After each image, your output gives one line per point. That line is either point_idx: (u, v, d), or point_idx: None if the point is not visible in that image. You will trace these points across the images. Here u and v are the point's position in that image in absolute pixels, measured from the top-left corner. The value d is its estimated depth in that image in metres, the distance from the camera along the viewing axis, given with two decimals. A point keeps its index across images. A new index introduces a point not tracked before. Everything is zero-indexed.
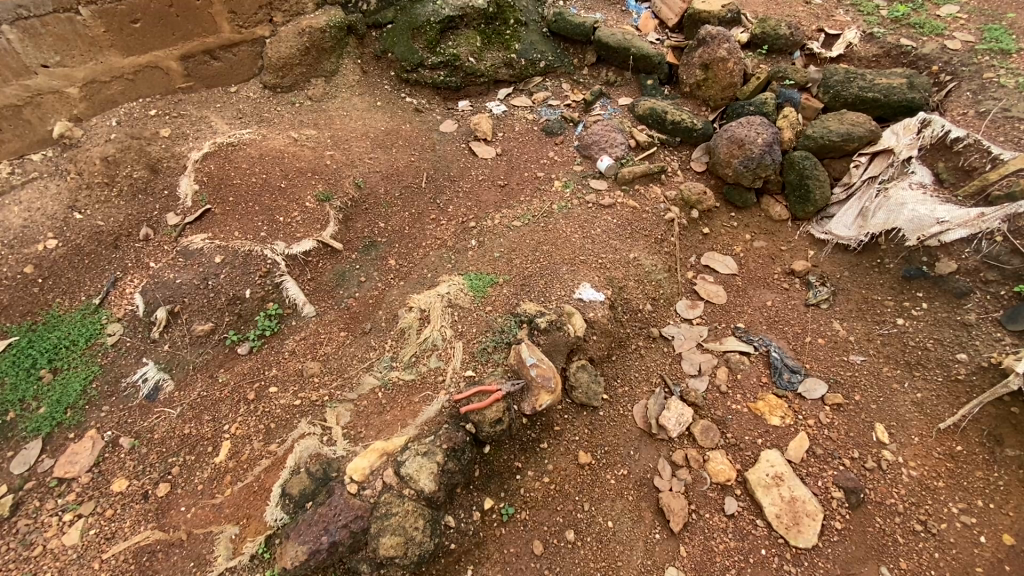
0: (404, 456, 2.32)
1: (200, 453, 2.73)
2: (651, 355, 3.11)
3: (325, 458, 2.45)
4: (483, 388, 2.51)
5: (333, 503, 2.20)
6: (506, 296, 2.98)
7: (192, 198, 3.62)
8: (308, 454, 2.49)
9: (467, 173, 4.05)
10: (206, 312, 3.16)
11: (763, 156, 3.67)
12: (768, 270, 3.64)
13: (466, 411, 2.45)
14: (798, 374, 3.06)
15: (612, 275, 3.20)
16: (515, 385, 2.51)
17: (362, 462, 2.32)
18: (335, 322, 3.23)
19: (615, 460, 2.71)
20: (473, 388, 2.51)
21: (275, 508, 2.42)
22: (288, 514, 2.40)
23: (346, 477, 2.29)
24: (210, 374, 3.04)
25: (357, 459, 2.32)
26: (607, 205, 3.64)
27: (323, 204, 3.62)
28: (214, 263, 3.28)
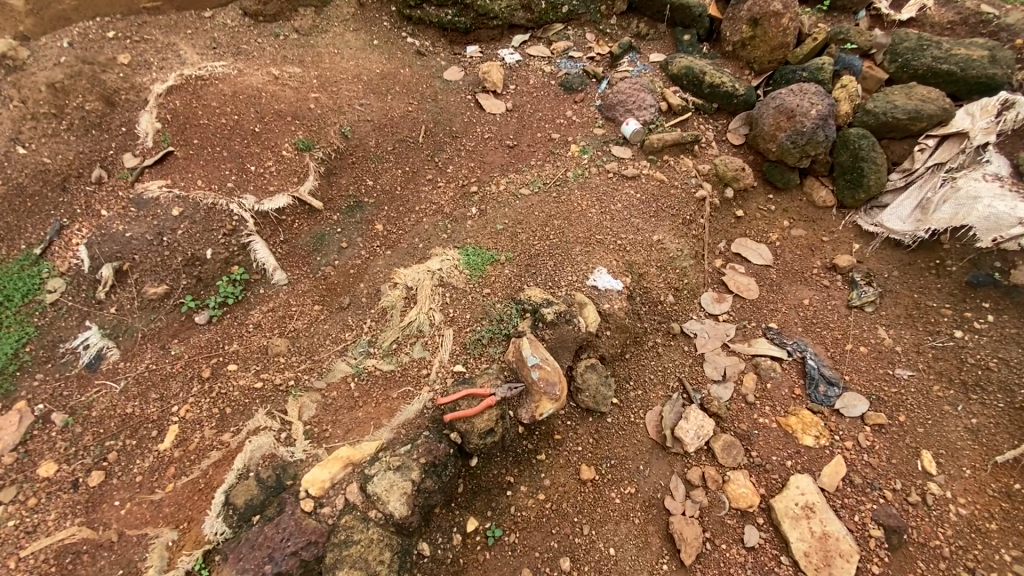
0: (372, 469, 1.94)
1: (141, 438, 2.36)
2: (669, 354, 2.71)
3: (279, 460, 2.08)
4: (473, 389, 2.11)
5: (279, 526, 1.81)
6: (507, 277, 2.55)
7: (152, 137, 3.15)
8: (258, 455, 2.09)
9: (471, 130, 3.55)
10: (159, 274, 2.73)
11: (815, 131, 3.16)
12: (805, 263, 3.22)
13: (448, 418, 2.07)
14: (836, 388, 2.66)
15: (632, 260, 2.76)
16: (513, 390, 2.11)
17: (321, 472, 1.95)
18: (309, 293, 2.81)
19: (622, 476, 2.34)
20: (462, 389, 2.11)
21: (216, 518, 2.07)
22: (231, 526, 2.07)
23: (299, 489, 1.93)
24: (162, 344, 2.64)
25: (316, 469, 1.95)
26: (630, 176, 3.15)
27: (302, 153, 3.10)
28: (170, 215, 2.79)
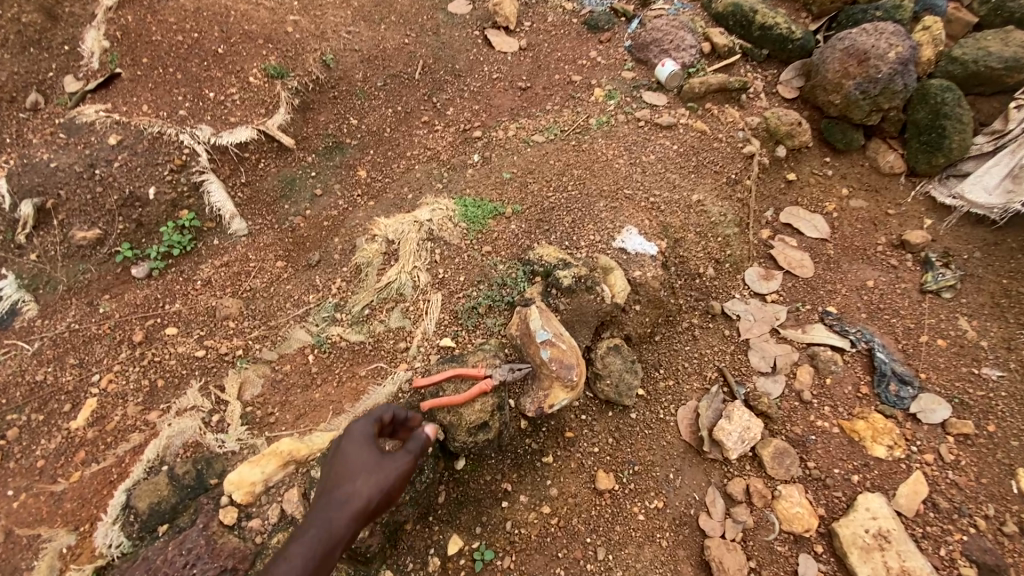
0: (320, 473, 1.55)
1: (51, 413, 1.89)
2: (707, 339, 2.22)
3: (204, 452, 1.69)
4: (463, 370, 1.64)
5: (185, 545, 1.48)
6: (513, 233, 2.05)
7: (99, 57, 2.59)
8: (178, 444, 1.71)
9: (477, 69, 3.01)
10: (89, 214, 2.24)
11: (892, 78, 2.64)
12: (869, 238, 2.70)
13: (429, 406, 1.61)
14: (910, 387, 2.16)
15: (667, 221, 2.25)
16: (516, 372, 1.63)
17: (251, 473, 1.56)
18: (272, 246, 2.32)
19: (647, 487, 1.86)
20: (449, 369, 1.65)
21: (112, 526, 1.60)
22: (131, 538, 1.60)
23: (225, 490, 1.57)
24: (90, 300, 2.17)
25: (245, 468, 1.56)
26: (665, 125, 2.63)
27: (274, 81, 2.57)
28: (105, 144, 2.29)
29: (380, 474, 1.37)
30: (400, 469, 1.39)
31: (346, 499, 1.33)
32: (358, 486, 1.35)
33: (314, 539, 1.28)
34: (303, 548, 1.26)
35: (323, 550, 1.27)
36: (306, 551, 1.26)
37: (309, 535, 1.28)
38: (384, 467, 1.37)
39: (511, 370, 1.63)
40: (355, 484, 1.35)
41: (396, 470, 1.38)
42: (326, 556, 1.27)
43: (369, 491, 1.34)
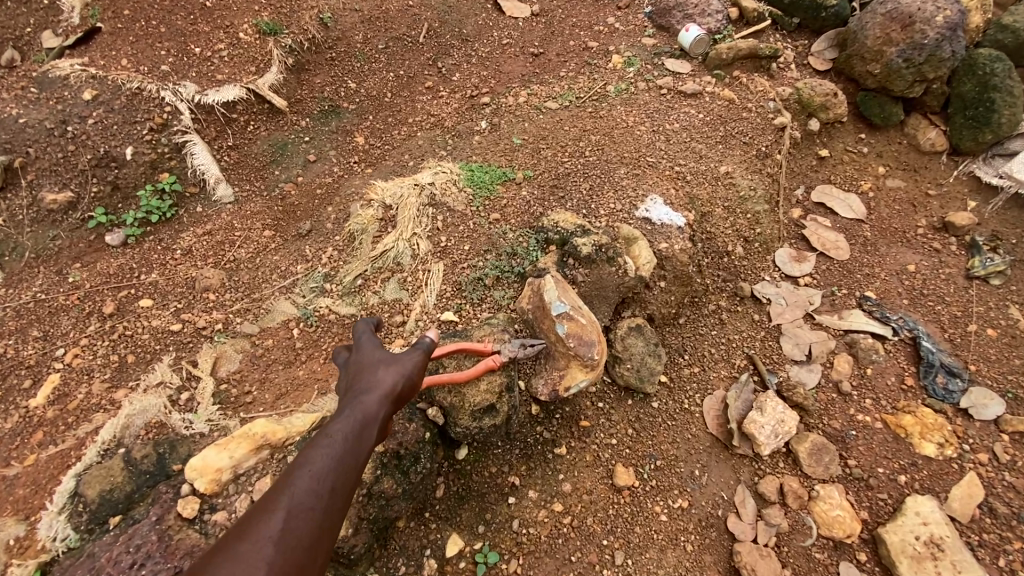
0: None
1: (9, 389, 1.70)
2: (735, 324, 2.02)
3: (169, 434, 1.52)
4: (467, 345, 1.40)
5: (133, 541, 1.29)
6: (524, 201, 1.85)
7: (80, 12, 2.40)
8: (139, 424, 1.53)
9: (486, 34, 2.79)
10: (60, 175, 2.05)
11: (939, 45, 2.42)
12: (907, 220, 2.49)
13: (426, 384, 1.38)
14: (959, 380, 1.95)
15: (694, 193, 2.05)
16: (529, 348, 1.43)
17: (217, 458, 1.38)
18: (259, 215, 2.12)
19: (670, 484, 1.66)
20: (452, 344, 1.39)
21: (56, 516, 1.39)
22: (78, 531, 1.38)
23: (185, 479, 1.38)
24: (59, 269, 1.98)
25: (210, 452, 1.38)
26: (689, 93, 2.42)
27: (266, 38, 2.37)
28: (80, 100, 2.10)
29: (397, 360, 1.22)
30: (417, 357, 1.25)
31: (368, 384, 1.15)
32: (377, 373, 1.18)
33: (343, 426, 1.07)
34: (333, 434, 1.05)
35: (356, 435, 1.07)
36: (337, 438, 1.05)
37: (335, 425, 1.07)
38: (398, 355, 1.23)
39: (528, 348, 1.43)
40: (372, 372, 1.18)
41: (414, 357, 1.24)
42: (362, 441, 1.06)
43: (393, 372, 1.18)
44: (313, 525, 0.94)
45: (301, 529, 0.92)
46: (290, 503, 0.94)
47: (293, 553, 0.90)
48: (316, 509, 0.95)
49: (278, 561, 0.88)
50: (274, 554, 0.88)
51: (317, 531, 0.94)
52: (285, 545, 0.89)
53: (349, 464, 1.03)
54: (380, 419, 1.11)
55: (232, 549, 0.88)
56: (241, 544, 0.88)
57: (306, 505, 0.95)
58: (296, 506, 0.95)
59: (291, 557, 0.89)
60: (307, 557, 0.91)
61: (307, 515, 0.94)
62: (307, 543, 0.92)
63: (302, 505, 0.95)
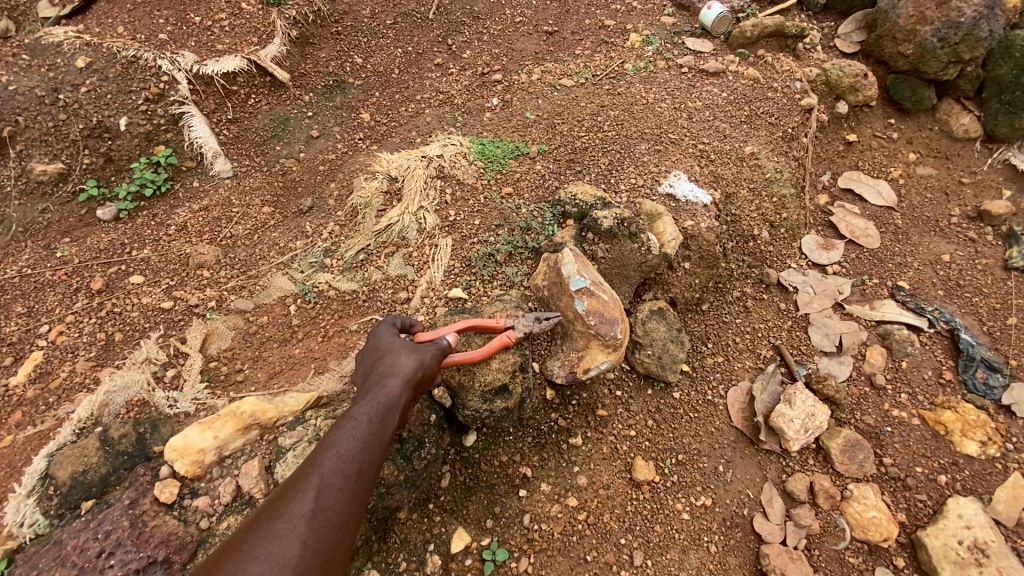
0: (288, 440, 1.28)
1: None
2: (760, 312, 1.90)
3: (151, 413, 1.42)
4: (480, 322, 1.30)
5: (102, 527, 1.18)
6: (538, 176, 1.74)
7: None
8: (119, 402, 1.44)
9: (498, 12, 2.68)
10: (51, 145, 1.95)
11: (977, 24, 2.30)
12: (940, 209, 2.36)
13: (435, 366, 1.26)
14: (1002, 375, 1.83)
15: (718, 173, 1.93)
16: (545, 324, 1.31)
17: (200, 438, 1.27)
18: (258, 190, 2.02)
19: (693, 480, 1.54)
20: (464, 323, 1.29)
21: (24, 501, 1.28)
22: (47, 516, 1.28)
23: (165, 460, 1.27)
24: (47, 243, 1.88)
25: (193, 432, 1.28)
26: (712, 71, 2.30)
27: (269, 9, 2.27)
28: (73, 68, 2.00)
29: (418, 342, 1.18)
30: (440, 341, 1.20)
31: (390, 366, 1.11)
32: (400, 356, 1.14)
33: (367, 408, 1.03)
34: (359, 414, 1.02)
35: (383, 416, 1.03)
36: (364, 418, 1.02)
37: (359, 406, 1.04)
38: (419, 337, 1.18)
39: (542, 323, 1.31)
40: (393, 353, 1.14)
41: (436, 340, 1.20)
42: (389, 421, 1.03)
43: (415, 353, 1.14)
44: (343, 506, 0.91)
45: (331, 509, 0.90)
46: (320, 482, 0.92)
47: (324, 533, 0.88)
48: (346, 489, 0.93)
49: (310, 541, 0.86)
50: (305, 534, 0.86)
51: (346, 512, 0.91)
52: (316, 525, 0.87)
53: (376, 444, 1.00)
54: (404, 400, 1.07)
55: (263, 529, 0.86)
56: (272, 524, 0.86)
57: (335, 486, 0.92)
58: (323, 487, 0.91)
59: (323, 537, 0.87)
60: (337, 537, 0.89)
61: (336, 496, 0.91)
62: (338, 523, 0.90)
63: (331, 485, 0.92)
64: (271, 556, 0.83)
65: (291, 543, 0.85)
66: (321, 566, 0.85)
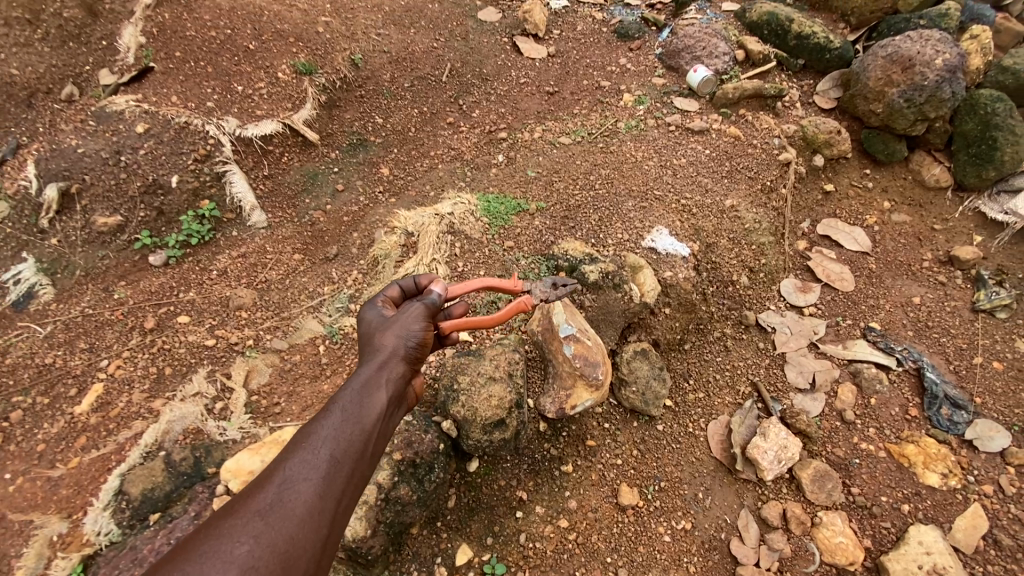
0: None
1: (56, 396, 1.85)
2: (740, 351, 2.09)
3: (205, 440, 1.69)
4: (498, 282, 1.49)
5: (173, 534, 1.48)
6: (537, 230, 2.00)
7: (134, 52, 2.61)
8: (178, 430, 1.70)
9: (505, 73, 2.98)
10: (112, 201, 2.24)
11: (940, 86, 2.50)
12: (912, 253, 2.54)
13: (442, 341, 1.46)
14: (965, 412, 1.98)
15: (699, 225, 2.16)
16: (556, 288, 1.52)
17: (249, 462, 1.54)
18: (290, 239, 2.29)
19: (674, 505, 1.71)
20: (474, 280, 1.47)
21: (102, 513, 1.56)
22: (120, 526, 1.55)
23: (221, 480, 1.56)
24: (106, 286, 2.14)
25: (243, 456, 1.55)
26: (697, 129, 2.55)
27: (301, 77, 2.57)
28: (133, 133, 2.30)
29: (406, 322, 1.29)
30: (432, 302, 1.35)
31: (373, 359, 1.19)
32: (384, 344, 1.22)
33: (344, 402, 1.08)
34: (334, 408, 1.05)
35: (360, 407, 1.07)
36: (339, 413, 1.05)
37: (338, 399, 1.08)
38: (405, 314, 1.28)
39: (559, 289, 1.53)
40: (377, 341, 1.24)
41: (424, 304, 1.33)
42: (366, 413, 1.07)
43: (397, 338, 1.24)
44: (307, 501, 0.91)
45: (293, 502, 0.90)
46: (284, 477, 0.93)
47: (283, 526, 0.87)
48: (311, 483, 0.93)
49: (265, 534, 0.85)
50: (261, 527, 0.86)
51: (311, 506, 0.91)
52: (274, 519, 0.87)
53: (349, 438, 1.02)
54: (385, 389, 1.13)
55: (219, 524, 0.86)
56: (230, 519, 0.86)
57: (300, 479, 0.93)
58: (287, 480, 0.92)
59: (281, 530, 0.87)
60: (298, 532, 0.88)
61: (301, 489, 0.92)
62: (301, 515, 0.89)
63: (296, 479, 0.93)
64: (221, 550, 0.82)
65: (244, 539, 0.83)
66: (278, 562, 0.84)
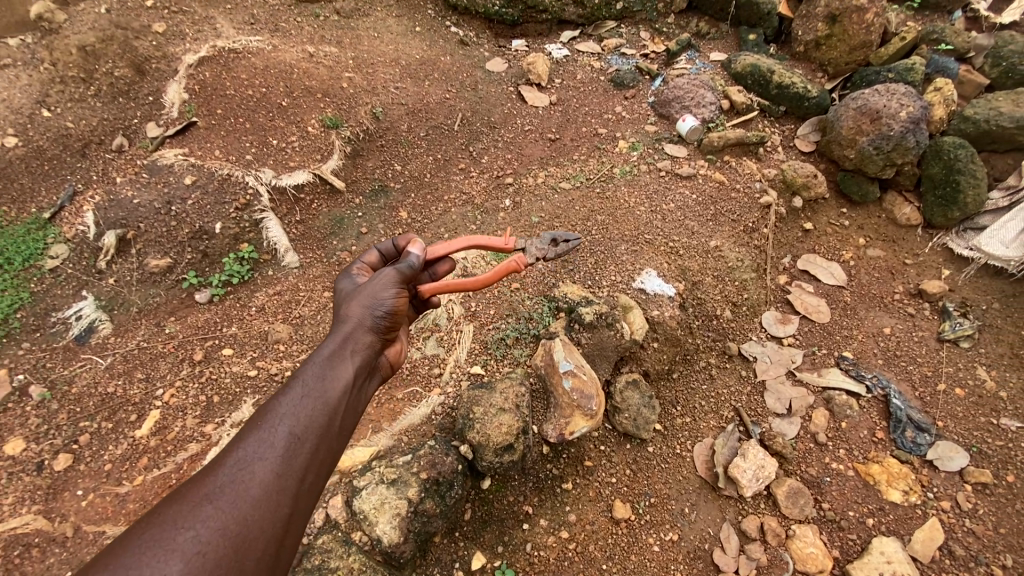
0: (362, 482, 1.69)
1: (118, 421, 2.11)
2: (724, 379, 2.32)
3: None
4: (477, 241, 1.78)
5: None
6: (540, 273, 2.28)
7: (178, 107, 2.90)
8: None
9: (511, 121, 3.27)
10: (163, 245, 2.52)
11: (905, 135, 2.77)
12: (885, 286, 2.77)
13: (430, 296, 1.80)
14: (927, 434, 2.20)
15: (685, 265, 2.42)
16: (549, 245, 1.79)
17: None
18: (320, 278, 2.57)
19: (662, 518, 1.94)
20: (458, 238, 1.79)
21: None
22: None
23: None
24: (158, 321, 2.41)
25: None
26: (685, 175, 2.82)
27: (329, 131, 2.88)
28: (181, 184, 2.60)
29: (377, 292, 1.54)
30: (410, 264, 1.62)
31: (330, 343, 1.42)
32: (346, 326, 1.47)
33: (297, 392, 1.28)
34: (287, 396, 1.26)
35: (310, 397, 1.27)
36: (293, 399, 1.26)
37: (293, 390, 1.28)
38: (372, 284, 1.53)
39: (560, 245, 1.78)
40: (340, 322, 1.48)
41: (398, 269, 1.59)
42: (318, 400, 1.27)
43: (359, 312, 1.48)
44: (257, 483, 1.11)
45: (242, 486, 1.09)
46: (233, 463, 1.12)
47: (233, 506, 1.07)
48: (259, 469, 1.13)
49: (216, 516, 1.04)
50: (211, 509, 1.05)
51: (260, 488, 1.11)
52: (223, 502, 1.06)
53: (301, 422, 1.23)
54: (336, 376, 1.34)
55: (174, 509, 1.05)
56: (182, 502, 1.06)
57: (250, 465, 1.12)
58: (237, 468, 1.12)
59: (231, 511, 1.06)
60: (247, 511, 1.07)
61: (251, 473, 1.12)
62: (251, 496, 1.09)
63: (246, 462, 1.13)
64: (174, 530, 1.01)
65: (195, 519, 1.03)
66: (227, 539, 1.03)
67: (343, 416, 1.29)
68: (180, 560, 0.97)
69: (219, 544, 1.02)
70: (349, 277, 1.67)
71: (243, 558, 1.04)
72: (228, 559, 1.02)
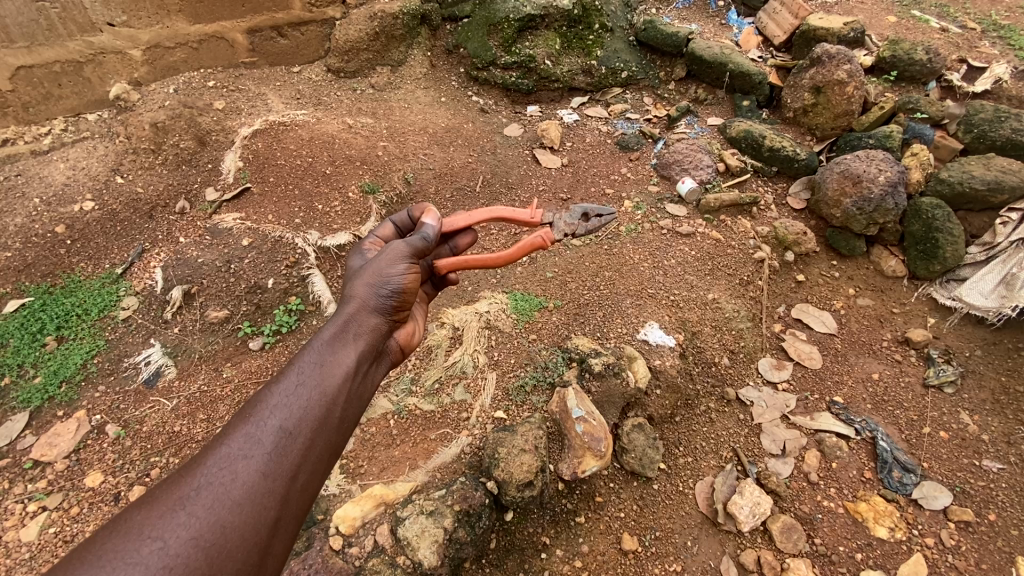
0: (404, 512, 1.95)
1: (185, 457, 2.42)
2: (723, 422, 2.54)
3: None
4: (496, 214, 2.12)
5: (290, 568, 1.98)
6: (555, 325, 2.58)
7: (234, 174, 3.30)
8: None
9: (527, 182, 3.62)
10: (223, 299, 2.86)
11: (884, 198, 3.06)
12: (874, 333, 2.98)
13: (451, 270, 2.11)
14: (912, 475, 2.39)
15: (685, 317, 2.70)
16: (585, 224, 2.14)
17: (353, 510, 1.98)
18: None
19: (666, 550, 2.16)
20: (477, 211, 2.08)
21: None
22: None
23: (331, 523, 1.97)
24: (216, 367, 2.71)
25: (348, 505, 1.99)
26: (685, 233, 3.12)
27: (367, 195, 3.27)
28: (240, 245, 2.99)
29: (380, 271, 1.75)
30: (425, 235, 1.89)
31: (328, 337, 1.59)
32: (349, 316, 1.67)
33: (287, 387, 1.40)
34: (278, 394, 1.39)
35: (299, 394, 1.40)
36: (282, 397, 1.38)
37: (285, 384, 1.42)
38: (381, 265, 1.76)
39: (591, 220, 2.14)
40: (344, 313, 1.69)
41: (409, 243, 1.84)
42: (307, 397, 1.41)
43: (361, 297, 1.71)
44: (237, 487, 1.21)
45: (221, 492, 1.19)
46: (212, 467, 1.21)
47: (210, 512, 1.15)
48: (242, 472, 1.23)
49: (191, 523, 1.13)
50: (184, 518, 1.13)
51: (242, 492, 1.21)
52: (197, 510, 1.14)
53: (290, 419, 1.34)
54: (331, 370, 1.50)
55: (144, 516, 1.12)
56: (153, 509, 1.13)
57: (232, 469, 1.22)
58: (216, 472, 1.21)
59: (210, 517, 1.15)
60: (227, 516, 1.17)
61: (233, 477, 1.22)
62: (234, 499, 1.19)
63: (229, 463, 1.23)
64: (143, 540, 1.08)
65: (164, 530, 1.10)
66: (200, 549, 1.11)
67: (335, 408, 1.44)
68: (146, 572, 1.04)
69: (192, 552, 1.10)
70: (361, 254, 1.96)
71: (217, 568, 1.12)
72: (200, 569, 1.10)
